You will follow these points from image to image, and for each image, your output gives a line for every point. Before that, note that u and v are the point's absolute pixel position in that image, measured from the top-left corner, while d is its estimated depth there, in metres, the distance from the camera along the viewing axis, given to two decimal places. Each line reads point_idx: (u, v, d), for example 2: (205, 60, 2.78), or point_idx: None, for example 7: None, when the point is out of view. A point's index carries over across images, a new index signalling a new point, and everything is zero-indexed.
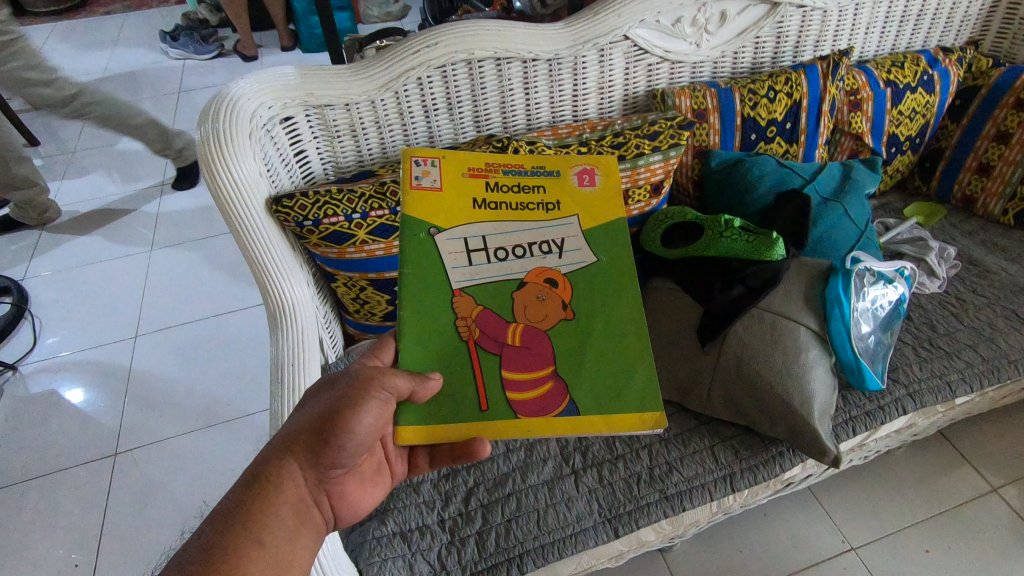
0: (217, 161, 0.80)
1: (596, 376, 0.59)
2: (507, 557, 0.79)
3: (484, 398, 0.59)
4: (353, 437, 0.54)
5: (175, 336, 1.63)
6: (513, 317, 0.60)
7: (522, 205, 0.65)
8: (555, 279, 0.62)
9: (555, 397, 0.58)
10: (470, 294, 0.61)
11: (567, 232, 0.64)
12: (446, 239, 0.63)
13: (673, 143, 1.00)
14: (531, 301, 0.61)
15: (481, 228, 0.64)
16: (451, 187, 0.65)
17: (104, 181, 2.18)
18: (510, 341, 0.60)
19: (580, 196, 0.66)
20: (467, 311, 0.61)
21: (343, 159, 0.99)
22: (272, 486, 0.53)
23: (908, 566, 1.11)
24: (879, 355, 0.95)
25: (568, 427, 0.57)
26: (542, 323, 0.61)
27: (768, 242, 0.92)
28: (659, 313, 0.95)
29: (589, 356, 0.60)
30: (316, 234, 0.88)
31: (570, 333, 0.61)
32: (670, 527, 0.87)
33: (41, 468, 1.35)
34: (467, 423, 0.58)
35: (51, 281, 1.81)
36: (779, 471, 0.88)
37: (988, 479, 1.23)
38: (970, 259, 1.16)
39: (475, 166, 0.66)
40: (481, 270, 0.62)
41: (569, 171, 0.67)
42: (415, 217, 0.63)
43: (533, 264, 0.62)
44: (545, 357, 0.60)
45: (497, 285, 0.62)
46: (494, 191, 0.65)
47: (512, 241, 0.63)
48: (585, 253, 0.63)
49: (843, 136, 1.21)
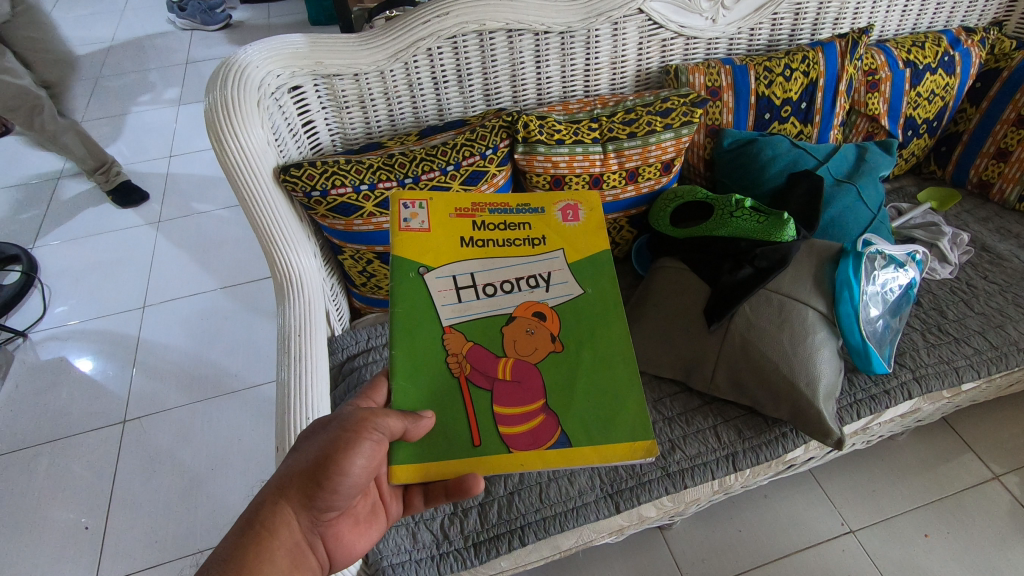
0: (224, 127, 0.79)
1: (588, 406, 0.58)
2: (508, 529, 0.80)
3: (476, 433, 0.58)
4: (346, 479, 0.54)
5: (183, 307, 1.64)
6: (503, 351, 0.60)
7: (507, 240, 0.65)
8: (543, 312, 0.62)
9: (547, 430, 0.57)
10: (460, 330, 0.61)
11: (553, 266, 0.64)
12: (435, 278, 0.63)
13: (686, 120, 0.99)
14: (521, 336, 0.60)
15: (469, 266, 0.63)
16: (440, 228, 0.65)
17: (113, 150, 2.18)
18: (501, 375, 0.59)
19: (566, 231, 0.66)
20: (458, 347, 0.60)
21: (351, 131, 0.99)
22: (266, 529, 0.53)
23: (907, 550, 1.12)
24: (886, 339, 0.95)
25: (562, 460, 0.56)
26: (531, 357, 0.60)
27: (779, 223, 0.92)
28: (666, 294, 0.95)
29: (580, 386, 0.59)
30: (324, 204, 0.88)
31: (559, 365, 0.60)
32: (670, 504, 0.87)
33: (53, 433, 1.37)
34: (461, 458, 0.57)
35: (61, 250, 1.81)
36: (781, 452, 0.88)
37: (990, 467, 1.23)
38: (983, 245, 1.15)
39: (461, 206, 0.66)
40: (470, 307, 0.62)
41: (554, 207, 0.67)
42: (404, 259, 0.63)
43: (521, 299, 0.62)
44: (535, 390, 0.59)
45: (486, 320, 0.61)
46: (482, 229, 0.65)
47: (499, 277, 0.63)
48: (572, 286, 0.63)
49: (858, 117, 1.18)
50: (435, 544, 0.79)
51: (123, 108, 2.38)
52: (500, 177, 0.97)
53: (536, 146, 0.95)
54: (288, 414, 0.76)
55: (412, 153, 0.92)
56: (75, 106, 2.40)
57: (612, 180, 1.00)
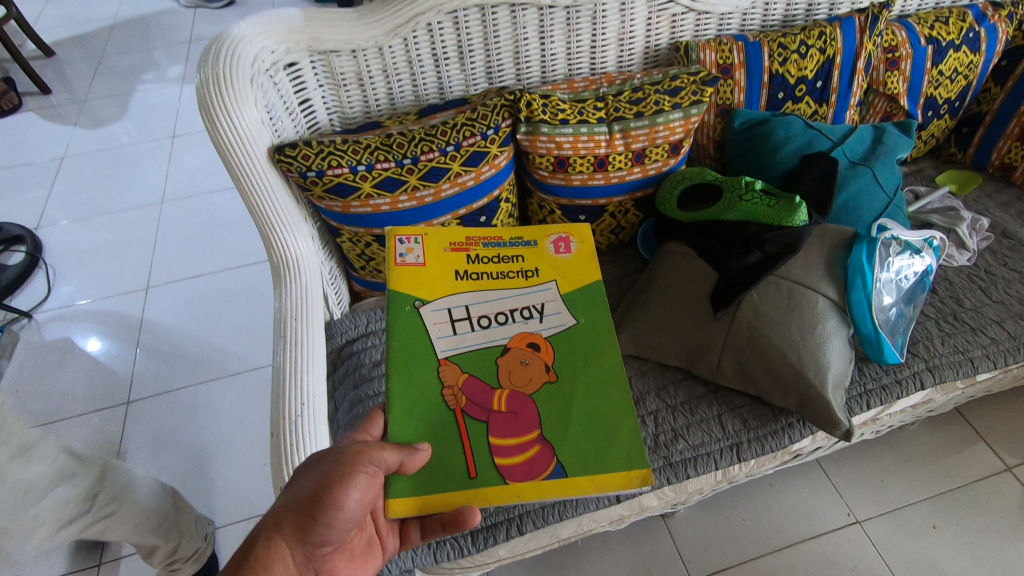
0: (216, 105, 0.77)
1: (582, 435, 0.57)
2: (506, 517, 0.79)
3: (472, 464, 0.56)
4: (342, 512, 0.52)
5: (186, 290, 1.64)
6: (499, 383, 0.59)
7: (499, 274, 0.65)
8: (537, 343, 0.61)
9: (542, 461, 0.55)
10: (456, 362, 0.60)
11: (547, 296, 0.64)
12: (430, 311, 0.62)
13: (696, 100, 0.95)
14: (514, 369, 0.60)
15: (464, 298, 0.63)
16: (434, 262, 0.65)
17: (119, 131, 2.16)
18: (495, 408, 0.58)
19: (558, 263, 0.66)
20: (453, 379, 0.59)
21: (349, 109, 0.96)
22: (259, 568, 0.50)
23: (914, 541, 1.10)
24: (899, 328, 0.92)
25: (558, 491, 0.54)
26: (527, 388, 0.59)
27: (790, 207, 0.89)
28: (672, 280, 0.92)
29: (575, 415, 0.58)
30: (319, 185, 0.86)
31: (553, 395, 0.59)
32: (672, 493, 0.86)
33: (58, 413, 1.38)
34: (458, 490, 0.55)
35: (66, 231, 1.81)
36: (788, 443, 0.86)
37: (1003, 458, 1.20)
38: (1003, 231, 1.11)
39: (456, 241, 0.67)
40: (464, 339, 0.61)
41: (545, 240, 0.68)
42: (401, 293, 0.63)
43: (516, 329, 0.62)
44: (531, 420, 0.58)
45: (480, 352, 0.60)
46: (475, 263, 0.66)
47: (495, 308, 0.63)
48: (565, 316, 0.63)
49: (877, 97, 1.13)
50: None
51: (127, 87, 2.35)
52: (502, 159, 0.94)
53: (540, 127, 0.92)
54: (283, 400, 0.74)
55: (411, 133, 0.89)
56: (78, 85, 2.37)
57: (618, 161, 0.97)
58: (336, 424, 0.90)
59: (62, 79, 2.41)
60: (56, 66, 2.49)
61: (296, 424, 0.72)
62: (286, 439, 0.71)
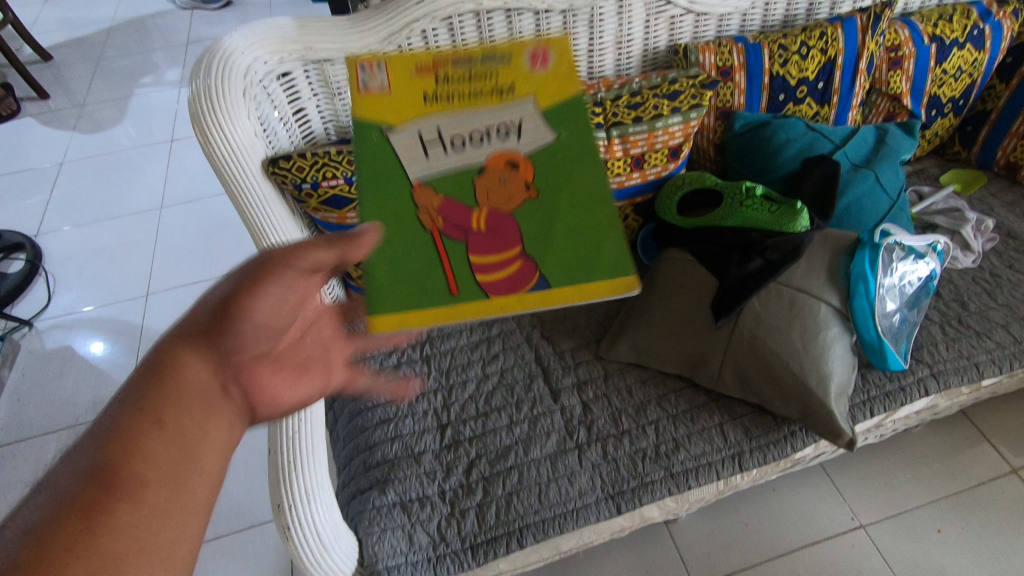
0: (209, 119, 0.76)
1: (567, 248, 0.52)
2: (506, 531, 0.79)
3: (452, 279, 0.52)
4: (254, 315, 0.48)
5: (186, 296, 1.63)
6: (476, 202, 0.53)
7: (471, 95, 0.55)
8: (517, 160, 0.53)
9: (525, 274, 0.51)
10: (429, 185, 0.54)
11: (527, 114, 0.54)
12: (399, 138, 0.55)
13: (695, 103, 0.94)
14: (495, 181, 0.53)
15: (434, 124, 0.55)
16: (399, 89, 0.56)
17: (118, 135, 2.15)
18: (474, 227, 0.53)
19: (538, 78, 0.55)
20: (427, 200, 0.54)
21: (345, 117, 0.95)
22: (162, 372, 0.45)
23: (918, 545, 1.09)
24: (903, 334, 0.90)
25: (544, 302, 0.50)
26: (506, 206, 0.53)
27: (791, 213, 0.88)
28: (672, 287, 0.91)
29: (558, 231, 0.52)
30: (314, 197, 0.85)
31: (536, 212, 0.53)
32: (674, 504, 0.85)
33: (61, 421, 1.38)
34: (438, 308, 0.51)
35: (66, 237, 1.81)
36: (790, 452, 0.85)
37: (1008, 460, 1.19)
38: (1008, 231, 1.10)
39: (420, 62, 0.56)
40: (437, 162, 0.54)
41: (521, 50, 0.55)
42: (361, 124, 0.55)
43: (493, 148, 0.54)
44: (511, 237, 0.52)
45: (455, 173, 0.54)
46: (445, 86, 0.56)
47: (468, 130, 0.54)
48: (545, 131, 0.54)
49: (879, 97, 1.11)
50: (431, 545, 0.78)
51: (125, 91, 2.35)
52: None
53: None
54: None
55: None
56: (77, 89, 2.37)
57: (617, 167, 0.96)
58: (337, 436, 0.92)
59: (60, 84, 2.40)
60: (54, 70, 2.48)
61: (294, 440, 0.71)
62: (283, 456, 0.70)
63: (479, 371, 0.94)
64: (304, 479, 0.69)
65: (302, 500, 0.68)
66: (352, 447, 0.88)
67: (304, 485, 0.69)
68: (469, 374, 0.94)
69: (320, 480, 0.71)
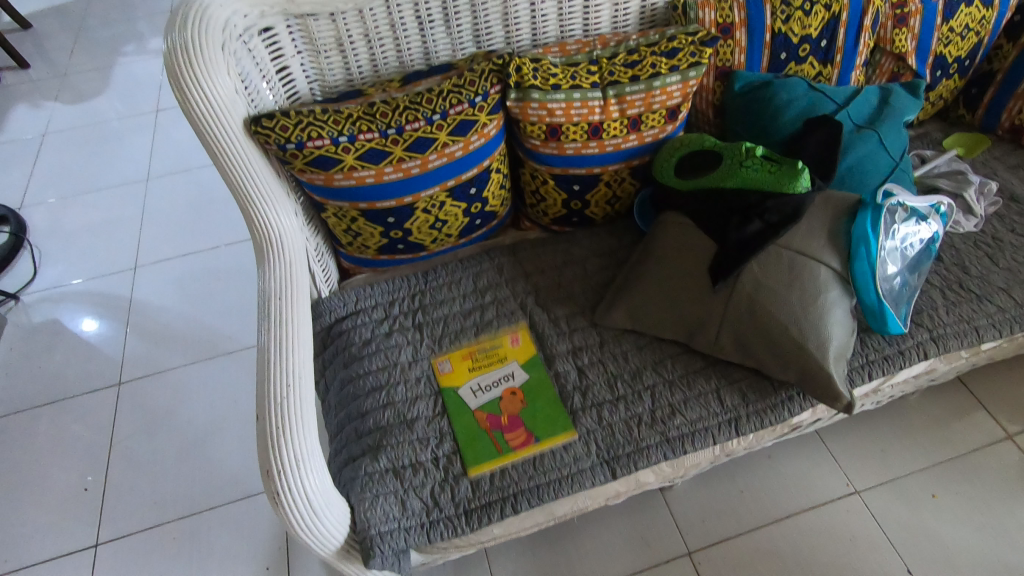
0: (186, 75, 0.71)
1: (545, 409, 0.85)
2: (500, 497, 0.78)
3: (498, 444, 0.81)
4: None
5: (175, 268, 1.61)
6: (501, 408, 0.85)
7: (485, 366, 0.89)
8: (515, 391, 0.87)
9: (524, 442, 0.82)
10: (476, 407, 0.85)
11: (517, 372, 0.89)
12: (464, 392, 0.87)
13: (695, 62, 0.91)
14: (507, 402, 0.86)
15: (479, 386, 0.87)
16: (457, 372, 0.89)
17: (101, 106, 2.09)
18: (504, 421, 0.84)
19: (518, 355, 0.90)
20: (478, 409, 0.85)
21: (330, 77, 0.91)
22: None
23: (912, 510, 1.10)
24: (904, 297, 0.89)
25: (541, 446, 0.81)
26: (516, 408, 0.85)
27: (791, 173, 0.86)
28: (668, 252, 0.89)
29: (540, 406, 0.85)
30: (300, 158, 0.82)
31: (532, 399, 0.86)
32: (670, 469, 0.85)
33: (51, 395, 1.37)
34: (491, 458, 0.80)
35: (50, 211, 1.77)
36: (787, 416, 0.84)
37: (1003, 426, 1.19)
38: (1012, 195, 1.07)
39: (462, 355, 0.91)
40: (481, 395, 0.86)
41: (506, 337, 0.92)
42: (438, 394, 0.87)
43: (504, 386, 0.87)
44: (518, 423, 0.83)
45: (490, 399, 0.86)
46: (478, 368, 0.89)
47: (494, 391, 0.87)
48: (521, 372, 0.89)
49: (883, 56, 1.08)
50: (425, 511, 0.77)
51: (109, 60, 2.28)
52: (492, 127, 0.90)
53: (530, 92, 0.88)
54: (268, 381, 0.71)
55: (394, 102, 0.85)
56: (58, 59, 2.30)
57: (614, 128, 0.93)
58: (328, 406, 0.90)
59: (40, 53, 2.33)
60: (34, 39, 2.40)
61: (283, 406, 0.69)
62: (272, 421, 0.68)
63: (472, 338, 0.93)
64: (295, 445, 0.68)
65: (293, 466, 0.67)
66: (344, 415, 0.87)
67: (294, 450, 0.68)
68: (461, 341, 0.92)
69: (310, 446, 0.69)
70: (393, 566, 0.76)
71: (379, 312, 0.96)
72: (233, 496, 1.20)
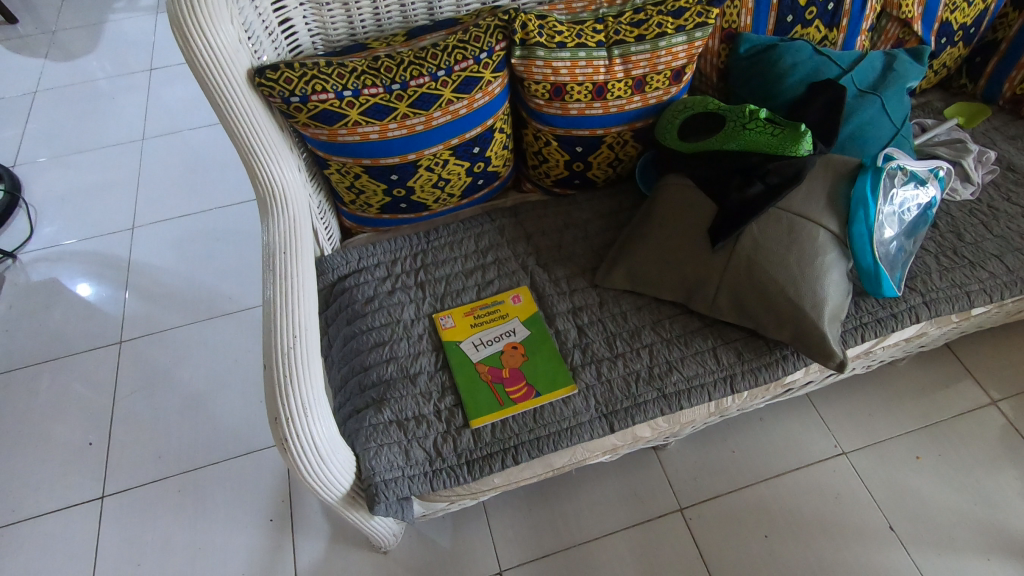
0: (189, 23, 0.71)
1: (545, 365, 0.86)
2: (502, 448, 0.80)
3: (499, 396, 0.83)
4: None
5: (172, 229, 1.60)
6: (503, 363, 0.87)
7: (487, 322, 0.91)
8: (516, 346, 0.89)
9: (525, 395, 0.84)
10: (478, 360, 0.87)
11: (518, 330, 0.90)
12: (465, 347, 0.88)
13: (701, 22, 0.90)
14: (509, 357, 0.88)
15: (479, 341, 0.89)
16: (459, 327, 0.90)
17: (92, 65, 2.05)
18: (505, 374, 0.86)
19: (519, 313, 0.92)
20: (479, 363, 0.87)
21: (333, 31, 0.90)
22: None
23: (896, 470, 1.13)
24: (899, 262, 0.90)
25: (541, 400, 0.83)
26: (517, 363, 0.87)
27: (794, 135, 0.86)
28: (669, 214, 0.90)
29: (540, 362, 0.87)
30: (304, 112, 0.82)
31: (533, 354, 0.88)
32: (665, 425, 0.87)
33: (51, 352, 1.37)
34: (492, 410, 0.82)
35: (44, 170, 1.75)
36: (781, 375, 0.87)
37: (988, 393, 1.22)
38: (1009, 164, 1.08)
39: (464, 311, 0.92)
40: (482, 350, 0.88)
41: (507, 296, 0.94)
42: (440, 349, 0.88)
43: (505, 341, 0.89)
44: (519, 377, 0.85)
45: (491, 354, 0.88)
46: (479, 325, 0.91)
47: (495, 346, 0.88)
48: (523, 330, 0.90)
49: (889, 22, 1.07)
50: (428, 461, 0.79)
51: (99, 17, 2.22)
52: (496, 85, 0.90)
53: (536, 50, 0.87)
54: (275, 331, 0.72)
55: (399, 56, 0.84)
56: (46, 15, 2.24)
57: (618, 89, 0.93)
58: (331, 361, 0.92)
59: (28, 9, 2.27)
60: None
61: (289, 355, 0.70)
62: (278, 369, 0.70)
63: (473, 297, 0.94)
64: (301, 393, 0.69)
65: (300, 413, 0.69)
66: (347, 370, 0.89)
67: (301, 397, 0.69)
68: (462, 299, 0.94)
69: (316, 395, 0.71)
70: (397, 513, 0.79)
71: (381, 271, 0.96)
72: (236, 452, 1.22)
